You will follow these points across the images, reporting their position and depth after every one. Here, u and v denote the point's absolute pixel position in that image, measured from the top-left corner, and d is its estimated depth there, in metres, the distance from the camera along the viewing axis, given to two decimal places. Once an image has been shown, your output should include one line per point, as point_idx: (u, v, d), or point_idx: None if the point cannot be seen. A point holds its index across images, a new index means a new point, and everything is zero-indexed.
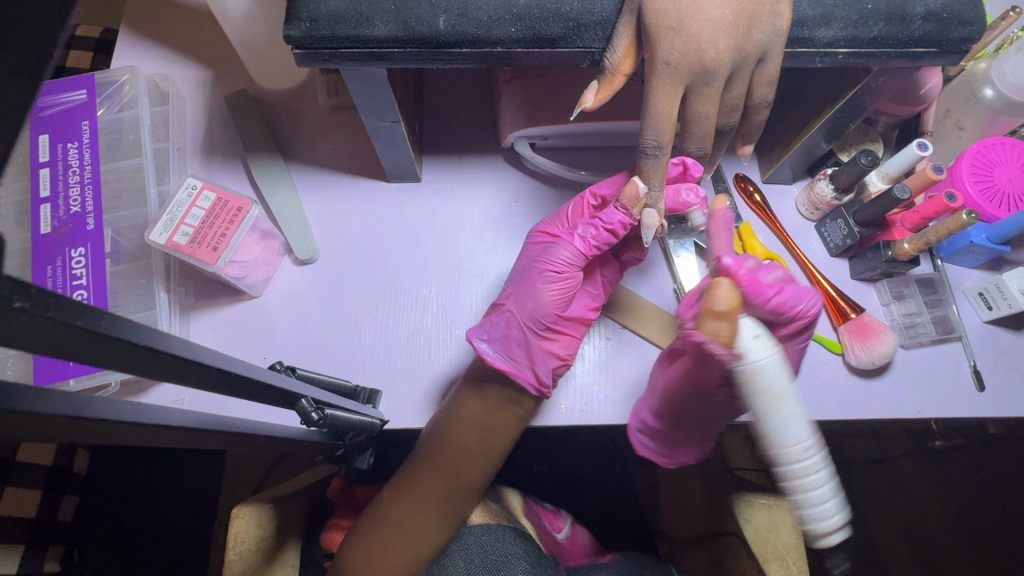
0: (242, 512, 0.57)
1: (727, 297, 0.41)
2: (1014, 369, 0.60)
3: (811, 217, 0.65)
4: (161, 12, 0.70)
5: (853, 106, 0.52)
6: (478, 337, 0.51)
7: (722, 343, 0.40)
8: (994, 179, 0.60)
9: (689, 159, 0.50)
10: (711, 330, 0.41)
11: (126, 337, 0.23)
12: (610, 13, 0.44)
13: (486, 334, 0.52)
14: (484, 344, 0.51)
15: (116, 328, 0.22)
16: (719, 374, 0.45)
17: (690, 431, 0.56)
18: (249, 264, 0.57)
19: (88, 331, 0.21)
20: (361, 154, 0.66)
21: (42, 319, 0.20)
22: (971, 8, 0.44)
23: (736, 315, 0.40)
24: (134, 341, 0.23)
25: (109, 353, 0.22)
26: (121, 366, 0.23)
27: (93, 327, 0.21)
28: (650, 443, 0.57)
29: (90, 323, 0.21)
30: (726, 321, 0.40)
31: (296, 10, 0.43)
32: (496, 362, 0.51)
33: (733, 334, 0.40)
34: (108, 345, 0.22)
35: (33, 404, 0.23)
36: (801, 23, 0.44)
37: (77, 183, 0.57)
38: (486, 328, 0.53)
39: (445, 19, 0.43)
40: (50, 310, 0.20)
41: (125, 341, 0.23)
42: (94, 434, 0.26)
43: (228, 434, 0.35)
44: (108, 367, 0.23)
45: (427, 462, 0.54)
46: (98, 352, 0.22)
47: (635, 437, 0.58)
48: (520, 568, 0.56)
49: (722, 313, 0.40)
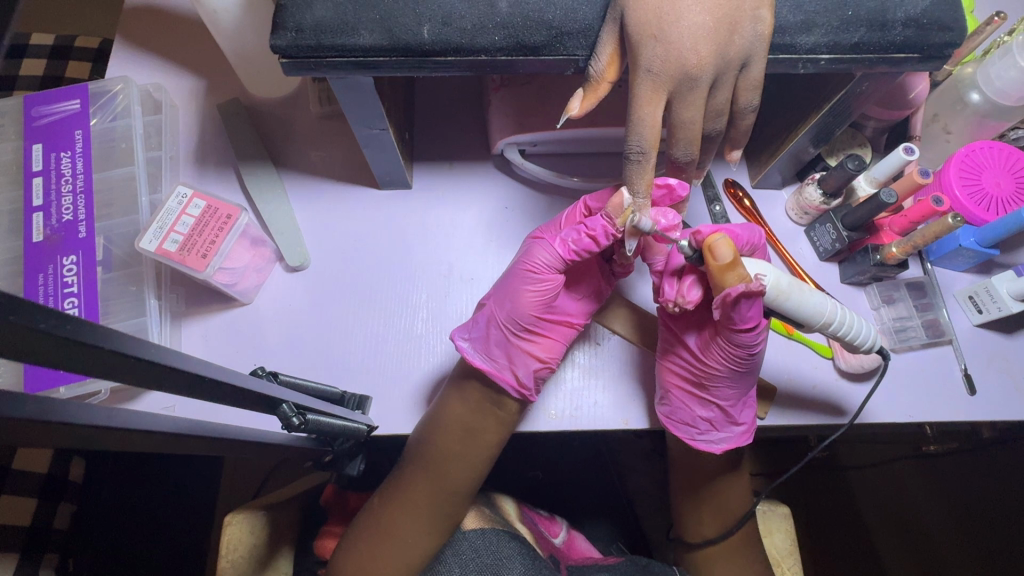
0: (234, 519, 0.57)
1: (727, 248, 0.45)
2: (1006, 372, 0.60)
3: (801, 222, 0.66)
4: (155, 23, 0.71)
5: (839, 110, 0.52)
6: (458, 335, 0.55)
7: (751, 283, 0.45)
8: (982, 183, 0.60)
9: (674, 180, 0.52)
10: (736, 278, 0.45)
11: (91, 340, 0.23)
12: (592, 21, 0.44)
13: (467, 333, 0.55)
14: (465, 341, 0.55)
15: (83, 330, 0.22)
16: (748, 327, 0.48)
17: (715, 419, 0.55)
18: (239, 271, 0.57)
19: (50, 334, 0.21)
20: (352, 161, 0.67)
21: (4, 322, 0.20)
22: (952, 14, 0.45)
23: (738, 259, 0.46)
24: (100, 343, 0.23)
25: (76, 357, 0.23)
26: (89, 370, 0.24)
27: (56, 330, 0.21)
28: (684, 434, 0.55)
29: (55, 327, 0.21)
30: (737, 265, 0.45)
31: (282, 20, 0.44)
32: (474, 358, 0.54)
33: (749, 271, 0.46)
34: (74, 348, 0.22)
35: (10, 406, 0.22)
36: (782, 29, 0.44)
37: (69, 192, 0.58)
38: (468, 327, 0.56)
39: (429, 27, 0.44)
40: (13, 313, 0.20)
41: (93, 345, 0.23)
42: (68, 440, 0.26)
43: (213, 441, 0.35)
44: (73, 370, 0.23)
45: (418, 467, 0.56)
46: (62, 355, 0.22)
47: (697, 439, 0.55)
48: (515, 570, 0.56)
49: (728, 263, 0.45)
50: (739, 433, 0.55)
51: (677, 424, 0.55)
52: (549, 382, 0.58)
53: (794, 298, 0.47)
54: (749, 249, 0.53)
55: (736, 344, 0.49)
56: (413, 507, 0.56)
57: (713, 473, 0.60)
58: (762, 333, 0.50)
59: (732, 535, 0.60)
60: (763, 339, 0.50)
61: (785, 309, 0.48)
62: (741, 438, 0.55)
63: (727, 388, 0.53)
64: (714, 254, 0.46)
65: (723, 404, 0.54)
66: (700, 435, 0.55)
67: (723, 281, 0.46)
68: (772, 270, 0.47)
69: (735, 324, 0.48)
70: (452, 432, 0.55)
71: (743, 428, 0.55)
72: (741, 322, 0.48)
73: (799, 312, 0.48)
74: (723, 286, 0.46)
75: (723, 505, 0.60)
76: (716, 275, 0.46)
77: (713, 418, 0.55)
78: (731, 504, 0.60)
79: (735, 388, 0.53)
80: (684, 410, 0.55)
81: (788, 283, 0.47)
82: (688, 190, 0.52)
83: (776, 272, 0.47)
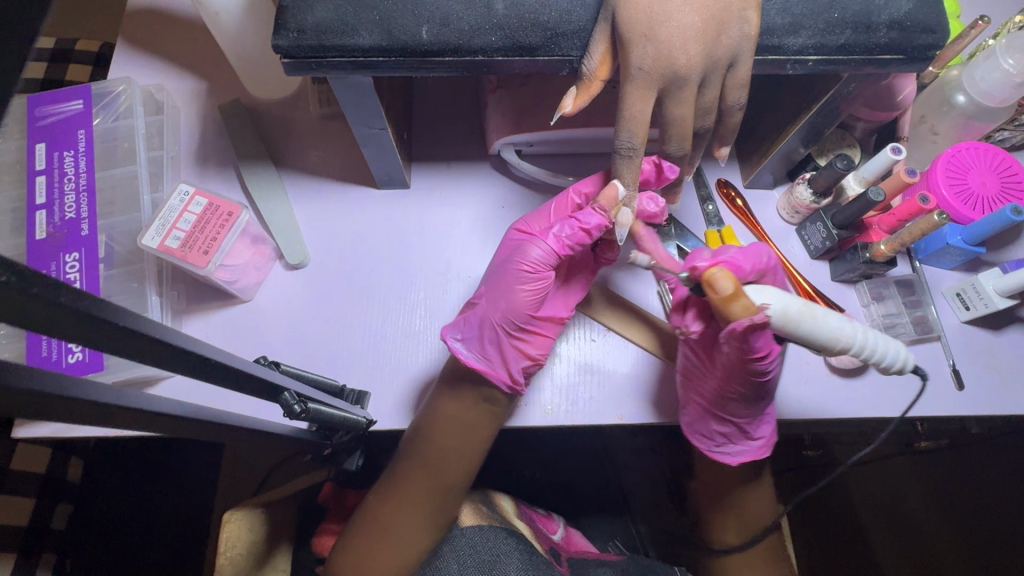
0: (233, 516, 0.57)
1: (728, 279, 0.44)
2: (993, 367, 0.61)
3: (792, 221, 0.67)
4: (157, 26, 0.72)
5: (828, 110, 0.54)
6: (451, 336, 0.54)
7: (756, 314, 0.44)
8: (968, 182, 0.61)
9: (664, 161, 0.53)
10: (742, 308, 0.44)
11: (104, 316, 0.23)
12: (586, 22, 0.45)
13: (460, 334, 0.55)
14: (459, 342, 0.55)
15: (98, 306, 0.23)
16: (763, 356, 0.47)
17: (734, 433, 0.56)
18: (239, 268, 0.58)
19: (69, 306, 0.22)
20: (351, 161, 0.68)
21: (28, 295, 0.21)
22: (934, 17, 0.46)
23: (741, 288, 0.45)
24: (113, 319, 0.24)
25: (92, 332, 0.23)
26: (103, 346, 0.24)
27: (74, 304, 0.22)
28: (703, 446, 0.57)
29: (73, 301, 0.22)
30: (741, 295, 0.44)
31: (284, 21, 0.45)
32: (470, 360, 0.54)
33: (754, 301, 0.45)
34: (90, 323, 0.23)
35: (30, 380, 0.23)
36: (770, 31, 0.46)
37: (72, 191, 0.59)
38: (460, 327, 0.56)
39: (428, 28, 0.45)
40: (37, 286, 0.21)
41: (106, 320, 0.23)
42: (80, 418, 0.26)
43: (216, 427, 0.36)
44: (86, 345, 0.24)
45: (416, 461, 0.57)
46: (79, 330, 0.23)
47: (715, 451, 0.57)
48: (512, 567, 0.56)
49: (732, 293, 0.44)
50: (757, 446, 0.57)
51: (694, 436, 0.57)
52: (543, 377, 0.59)
53: (806, 325, 0.45)
54: (755, 274, 0.52)
55: (753, 372, 0.49)
56: (410, 501, 0.57)
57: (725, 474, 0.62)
58: (774, 360, 0.49)
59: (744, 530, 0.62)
60: (776, 365, 0.49)
61: (802, 336, 0.46)
62: (758, 450, 0.57)
63: (744, 409, 0.54)
64: (714, 287, 0.45)
65: (740, 422, 0.55)
66: (718, 447, 0.57)
67: (728, 313, 0.45)
68: (781, 300, 0.45)
69: (750, 355, 0.47)
70: (449, 427, 0.56)
71: (760, 441, 0.57)
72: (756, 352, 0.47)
73: (815, 338, 0.46)
74: (727, 318, 0.45)
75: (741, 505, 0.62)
76: (720, 307, 0.45)
77: (731, 433, 0.56)
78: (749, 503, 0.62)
79: (752, 408, 0.54)
80: (702, 424, 0.56)
81: (798, 311, 0.45)
82: (677, 173, 0.53)
83: (787, 299, 0.45)
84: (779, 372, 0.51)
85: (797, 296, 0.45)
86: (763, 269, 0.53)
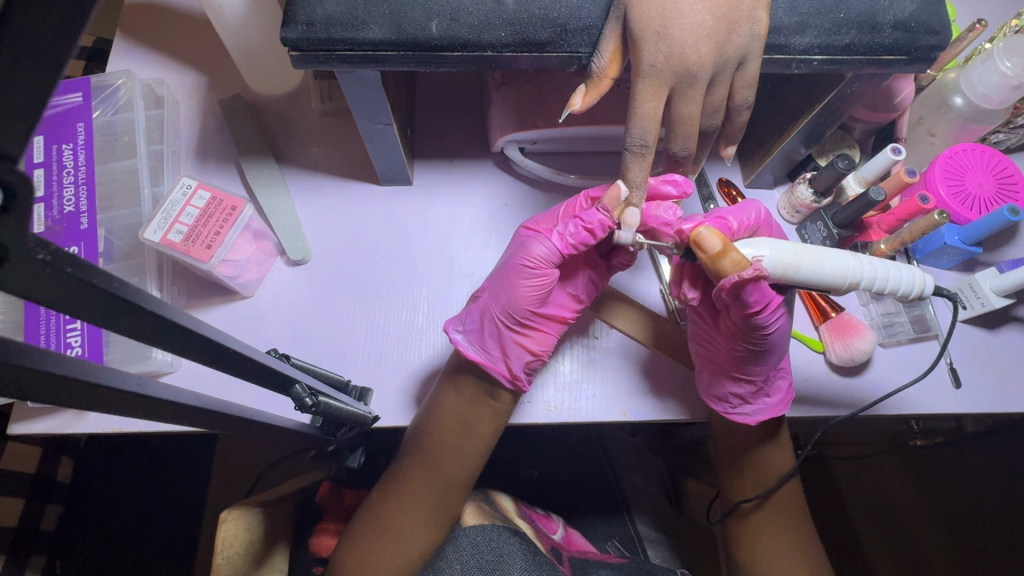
0: (230, 515, 0.55)
1: (715, 237, 0.43)
2: (989, 366, 0.62)
3: (792, 220, 0.68)
4: (158, 20, 0.72)
5: (829, 111, 0.54)
6: (453, 328, 0.55)
7: (745, 270, 0.43)
8: (966, 183, 0.62)
9: (678, 176, 0.53)
10: (731, 265, 0.43)
11: (133, 300, 0.23)
12: (596, 19, 0.46)
13: (461, 325, 0.56)
14: (460, 334, 0.55)
15: (126, 290, 0.23)
16: (764, 308, 0.46)
17: (750, 394, 0.55)
18: (242, 264, 0.57)
19: (100, 289, 0.22)
20: (354, 158, 0.68)
21: (62, 274, 0.20)
22: (938, 17, 0.47)
23: (728, 245, 0.44)
24: (140, 304, 0.24)
25: (116, 314, 0.23)
26: (126, 330, 0.24)
27: (106, 287, 0.22)
28: (721, 408, 0.56)
29: (104, 283, 0.22)
30: (730, 252, 0.43)
31: (293, 13, 0.44)
32: (469, 352, 0.54)
33: (743, 256, 0.44)
34: (118, 306, 0.23)
35: (51, 364, 0.23)
36: (777, 30, 0.46)
37: (71, 184, 0.58)
38: (462, 319, 0.56)
39: (437, 22, 0.45)
40: (70, 266, 0.21)
41: (133, 304, 0.23)
42: (93, 403, 0.26)
43: (224, 419, 0.35)
44: (111, 328, 0.24)
45: (418, 459, 0.57)
46: (110, 312, 0.23)
47: (733, 413, 0.56)
48: (515, 567, 0.58)
49: (720, 251, 0.43)
50: (774, 405, 0.56)
51: (711, 399, 0.56)
52: (546, 372, 0.59)
53: (805, 268, 0.46)
54: (746, 232, 0.53)
55: (759, 326, 0.48)
56: (413, 500, 0.56)
57: (760, 477, 0.61)
58: (776, 313, 0.48)
59: (779, 541, 0.60)
60: (779, 318, 0.48)
61: (801, 281, 0.46)
62: (776, 409, 0.56)
63: (755, 366, 0.53)
64: (702, 247, 0.44)
65: (756, 380, 0.54)
66: (735, 409, 0.56)
67: (718, 270, 0.44)
68: (774, 247, 0.45)
69: (751, 310, 0.46)
70: (452, 424, 0.56)
71: (778, 397, 0.56)
72: (756, 307, 0.46)
73: (816, 279, 0.46)
74: (717, 275, 0.44)
75: (784, 515, 0.61)
76: (711, 266, 0.44)
77: (748, 394, 0.55)
78: (791, 512, 0.61)
79: (766, 365, 0.53)
80: (719, 388, 0.55)
81: (793, 256, 0.45)
82: (691, 190, 0.53)
83: (780, 247, 0.46)
84: (783, 326, 0.50)
85: (789, 242, 0.46)
86: (755, 227, 0.53)
